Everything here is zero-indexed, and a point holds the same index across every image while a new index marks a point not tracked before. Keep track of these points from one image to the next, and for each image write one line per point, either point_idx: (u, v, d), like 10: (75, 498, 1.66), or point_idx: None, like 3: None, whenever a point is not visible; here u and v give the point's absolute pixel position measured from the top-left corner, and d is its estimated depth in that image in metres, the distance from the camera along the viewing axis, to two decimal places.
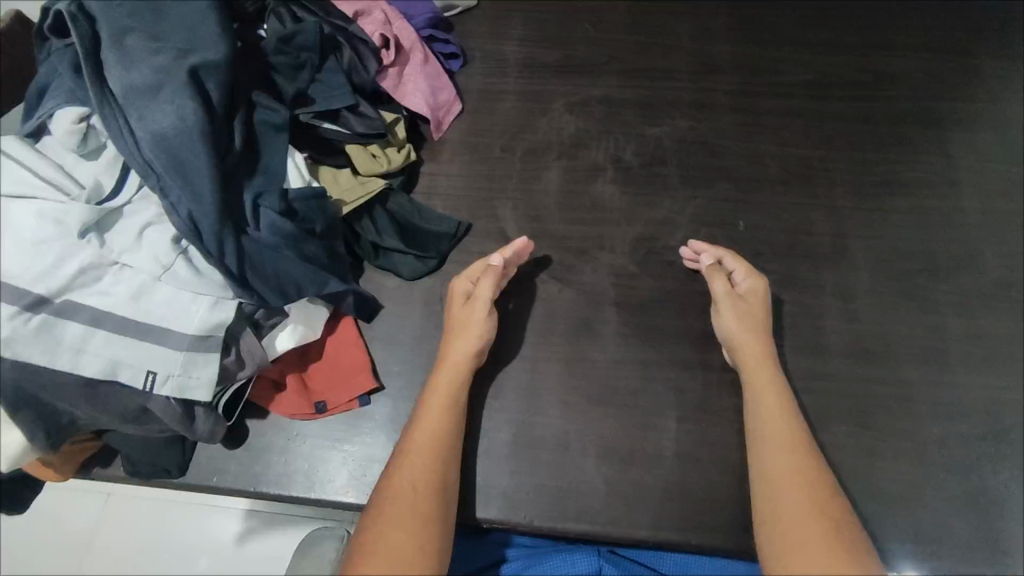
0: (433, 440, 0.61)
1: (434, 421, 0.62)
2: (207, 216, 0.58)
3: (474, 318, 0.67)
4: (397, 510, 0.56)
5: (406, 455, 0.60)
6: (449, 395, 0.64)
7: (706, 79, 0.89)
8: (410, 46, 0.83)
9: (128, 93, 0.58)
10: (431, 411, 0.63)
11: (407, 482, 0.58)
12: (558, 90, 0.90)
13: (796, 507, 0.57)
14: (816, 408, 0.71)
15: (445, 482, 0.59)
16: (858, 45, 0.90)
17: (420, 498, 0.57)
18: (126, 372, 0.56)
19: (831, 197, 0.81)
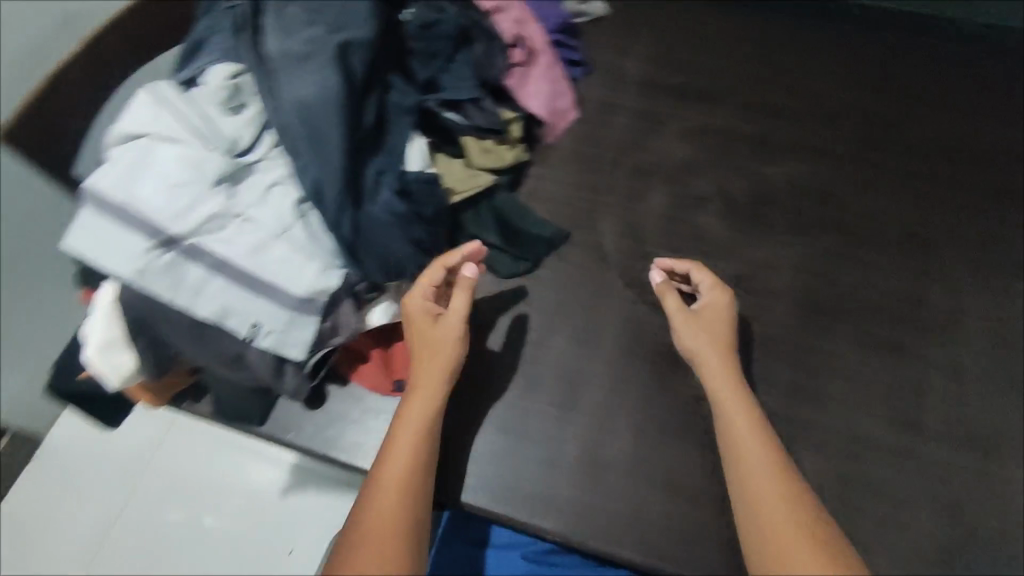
0: (408, 462, 0.58)
1: (409, 445, 0.59)
2: (332, 183, 0.61)
3: (447, 337, 0.64)
4: (372, 539, 0.54)
5: (383, 478, 0.58)
6: (423, 413, 0.61)
7: (828, 127, 0.87)
8: (539, 48, 0.84)
9: (281, 59, 0.63)
10: (404, 436, 0.60)
11: (384, 512, 0.56)
12: (675, 113, 0.89)
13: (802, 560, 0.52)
14: (910, 487, 0.65)
15: (423, 510, 0.57)
16: (994, 118, 0.86)
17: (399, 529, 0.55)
18: (233, 320, 0.60)
19: (947, 268, 0.76)
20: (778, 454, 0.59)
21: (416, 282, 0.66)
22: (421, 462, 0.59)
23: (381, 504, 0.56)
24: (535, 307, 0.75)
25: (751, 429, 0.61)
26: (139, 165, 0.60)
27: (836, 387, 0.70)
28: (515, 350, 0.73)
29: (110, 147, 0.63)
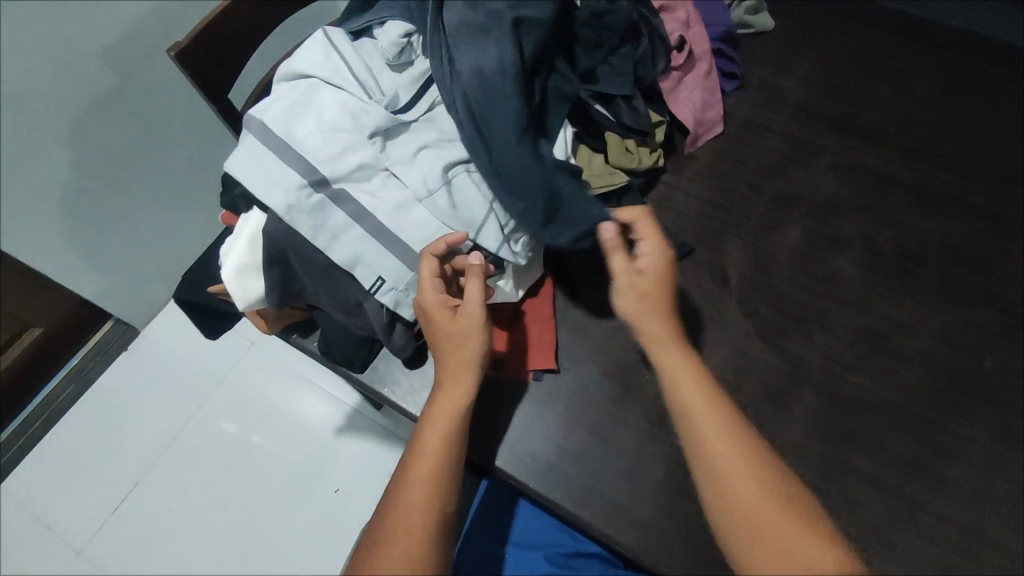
0: (432, 468, 0.57)
1: (433, 450, 0.57)
2: (484, 159, 0.62)
3: (466, 331, 0.60)
4: (395, 547, 0.54)
5: (403, 484, 0.57)
6: (441, 417, 0.59)
7: (1000, 191, 0.79)
8: (699, 55, 0.82)
9: (460, 28, 0.64)
10: (427, 441, 0.58)
11: (403, 524, 0.55)
12: (829, 145, 0.83)
13: None
14: None
15: (443, 518, 0.56)
16: None
17: (417, 541, 0.54)
18: (361, 271, 0.62)
19: None
20: (756, 480, 0.54)
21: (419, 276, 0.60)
22: (442, 469, 0.57)
23: (401, 515, 0.55)
24: None
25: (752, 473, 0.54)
26: (304, 105, 0.63)
27: (957, 472, 0.64)
28: (618, 356, 0.72)
29: (278, 81, 0.66)
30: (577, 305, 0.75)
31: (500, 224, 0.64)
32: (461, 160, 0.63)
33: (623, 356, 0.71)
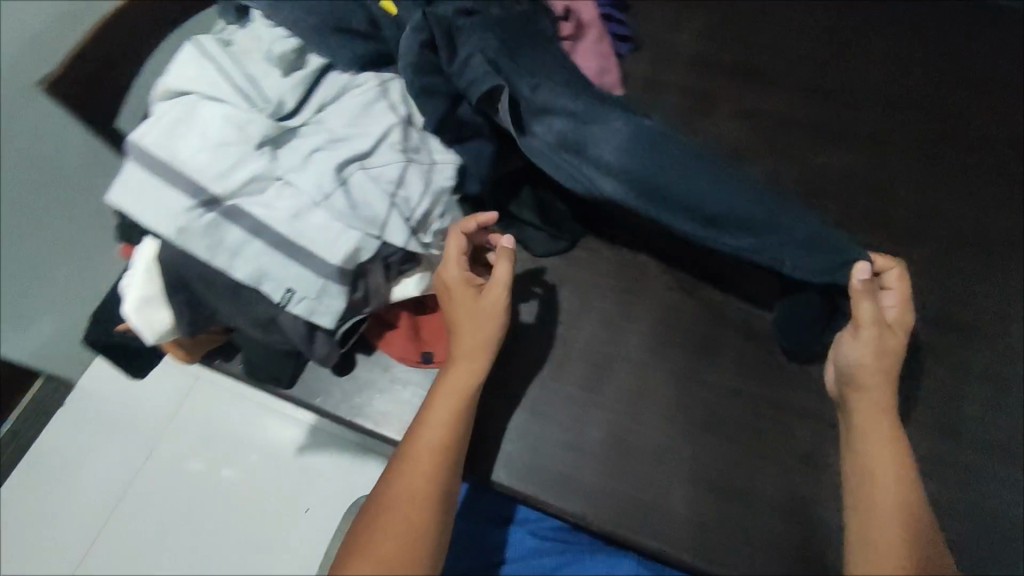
0: (441, 437, 0.61)
1: (444, 421, 0.61)
2: (389, 158, 0.63)
3: (481, 312, 0.64)
4: (398, 508, 0.58)
5: (413, 450, 0.61)
6: (459, 390, 0.63)
7: (889, 115, 0.82)
8: (588, 23, 0.81)
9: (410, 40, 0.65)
10: (440, 412, 0.62)
11: (408, 482, 0.59)
12: (728, 93, 0.84)
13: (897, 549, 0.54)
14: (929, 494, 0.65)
15: (448, 481, 0.60)
16: None
17: (422, 500, 0.58)
18: (268, 285, 0.61)
19: (1003, 273, 0.74)
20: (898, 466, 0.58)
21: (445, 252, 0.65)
22: (453, 440, 0.61)
23: (409, 473, 0.59)
24: (568, 287, 0.75)
25: (889, 448, 0.59)
26: (183, 122, 0.60)
27: None
28: (546, 330, 0.72)
29: (156, 102, 0.63)
30: None
31: (405, 217, 0.64)
32: (355, 157, 0.62)
33: (553, 329, 0.73)
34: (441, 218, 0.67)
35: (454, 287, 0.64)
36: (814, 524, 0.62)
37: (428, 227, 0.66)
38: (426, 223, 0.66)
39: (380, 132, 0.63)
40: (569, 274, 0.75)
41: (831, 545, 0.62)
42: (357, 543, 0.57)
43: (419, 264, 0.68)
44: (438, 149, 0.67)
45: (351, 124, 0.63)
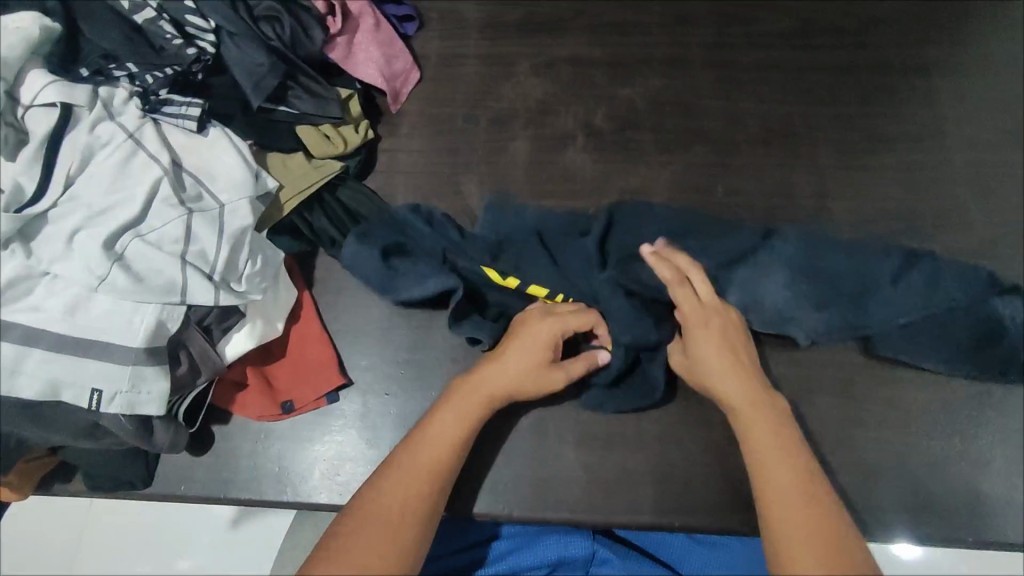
0: (447, 450, 0.58)
1: (451, 434, 0.59)
2: (165, 219, 0.58)
3: (535, 354, 0.62)
4: (390, 509, 0.54)
5: (414, 455, 0.58)
6: (476, 419, 0.60)
7: (678, 31, 0.82)
8: (358, 12, 0.76)
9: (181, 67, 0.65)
10: (450, 424, 0.59)
11: (394, 498, 0.55)
12: (522, 50, 0.82)
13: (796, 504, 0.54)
14: (799, 381, 0.67)
15: (433, 516, 0.56)
16: None
17: (405, 523, 0.54)
18: (67, 393, 0.55)
19: (812, 155, 0.76)
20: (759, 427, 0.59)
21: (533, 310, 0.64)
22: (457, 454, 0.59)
23: (401, 489, 0.55)
24: None
25: (733, 377, 0.61)
26: None
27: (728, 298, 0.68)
28: (402, 340, 0.69)
29: None
30: (346, 308, 0.70)
31: (205, 272, 0.58)
32: (125, 226, 0.56)
33: (410, 337, 0.69)
34: (250, 260, 0.61)
35: (535, 333, 0.62)
36: (697, 447, 0.65)
37: (237, 275, 0.60)
38: (234, 270, 0.60)
39: (145, 191, 0.57)
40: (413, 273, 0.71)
41: (715, 462, 0.64)
42: (320, 553, 0.52)
43: (243, 313, 0.62)
44: (223, 189, 0.61)
45: (109, 193, 0.57)
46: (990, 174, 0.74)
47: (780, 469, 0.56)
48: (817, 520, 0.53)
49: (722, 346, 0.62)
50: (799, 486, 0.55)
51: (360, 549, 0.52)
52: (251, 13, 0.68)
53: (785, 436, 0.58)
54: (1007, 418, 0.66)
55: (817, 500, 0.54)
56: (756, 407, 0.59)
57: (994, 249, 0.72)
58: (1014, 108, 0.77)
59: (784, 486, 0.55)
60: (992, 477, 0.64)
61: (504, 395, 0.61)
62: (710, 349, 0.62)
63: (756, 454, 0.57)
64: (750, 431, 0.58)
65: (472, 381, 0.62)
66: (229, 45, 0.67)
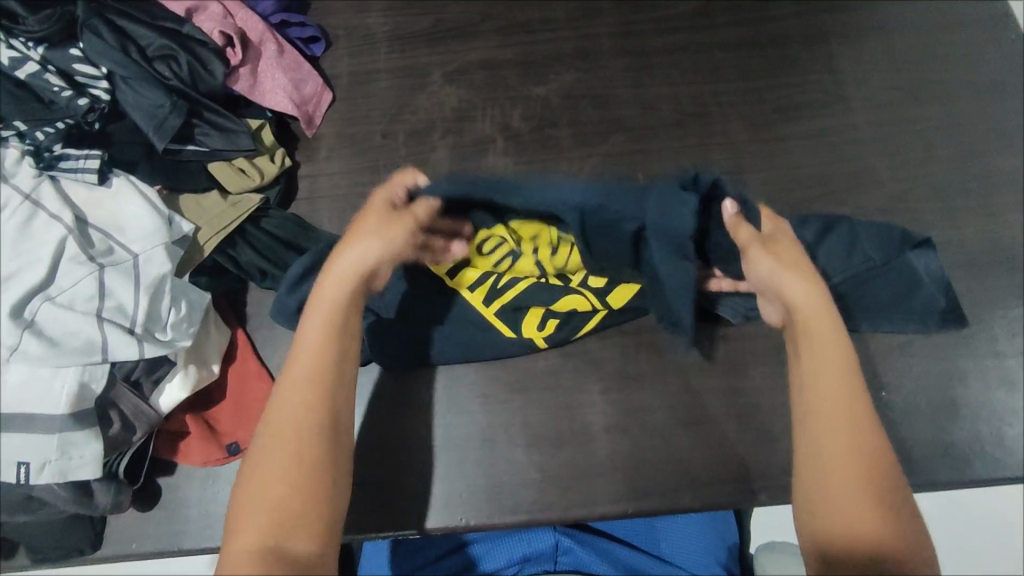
0: (315, 359, 0.56)
1: (317, 342, 0.56)
2: (75, 278, 0.56)
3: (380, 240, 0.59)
4: (285, 442, 0.53)
5: (287, 375, 0.55)
6: (334, 317, 0.57)
7: (586, 24, 0.83)
8: (259, 38, 0.74)
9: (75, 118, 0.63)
10: (313, 331, 0.56)
11: (281, 433, 0.53)
12: (434, 59, 0.82)
13: (839, 453, 0.53)
14: (734, 355, 0.69)
15: (331, 432, 0.54)
16: None
17: (297, 455, 0.52)
18: None
19: (726, 133, 0.78)
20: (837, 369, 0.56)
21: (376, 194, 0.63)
22: (324, 357, 0.56)
23: (286, 422, 0.54)
24: None
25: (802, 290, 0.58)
26: None
27: None
28: None
29: None
30: (282, 341, 0.69)
31: (126, 327, 0.57)
32: (32, 291, 0.55)
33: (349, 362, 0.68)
34: (174, 308, 0.60)
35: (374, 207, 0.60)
36: (643, 432, 0.66)
37: (161, 324, 0.59)
38: (157, 321, 0.59)
39: (50, 253, 0.56)
40: None
41: (661, 444, 0.66)
42: (237, 511, 0.51)
43: (173, 363, 0.61)
44: (134, 239, 0.60)
45: (12, 260, 0.56)
46: (894, 131, 0.77)
47: (827, 398, 0.55)
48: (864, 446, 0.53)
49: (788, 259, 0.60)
50: (849, 441, 0.53)
51: (269, 496, 0.51)
52: (144, 55, 0.67)
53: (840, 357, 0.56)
54: (931, 365, 0.68)
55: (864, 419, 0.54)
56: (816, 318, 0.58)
57: (904, 203, 0.74)
58: (909, 66, 0.80)
59: (834, 412, 0.55)
60: (924, 424, 0.66)
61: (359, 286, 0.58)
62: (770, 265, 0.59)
63: (807, 378, 0.56)
64: (815, 353, 0.57)
65: (327, 288, 0.59)
66: (125, 91, 0.65)
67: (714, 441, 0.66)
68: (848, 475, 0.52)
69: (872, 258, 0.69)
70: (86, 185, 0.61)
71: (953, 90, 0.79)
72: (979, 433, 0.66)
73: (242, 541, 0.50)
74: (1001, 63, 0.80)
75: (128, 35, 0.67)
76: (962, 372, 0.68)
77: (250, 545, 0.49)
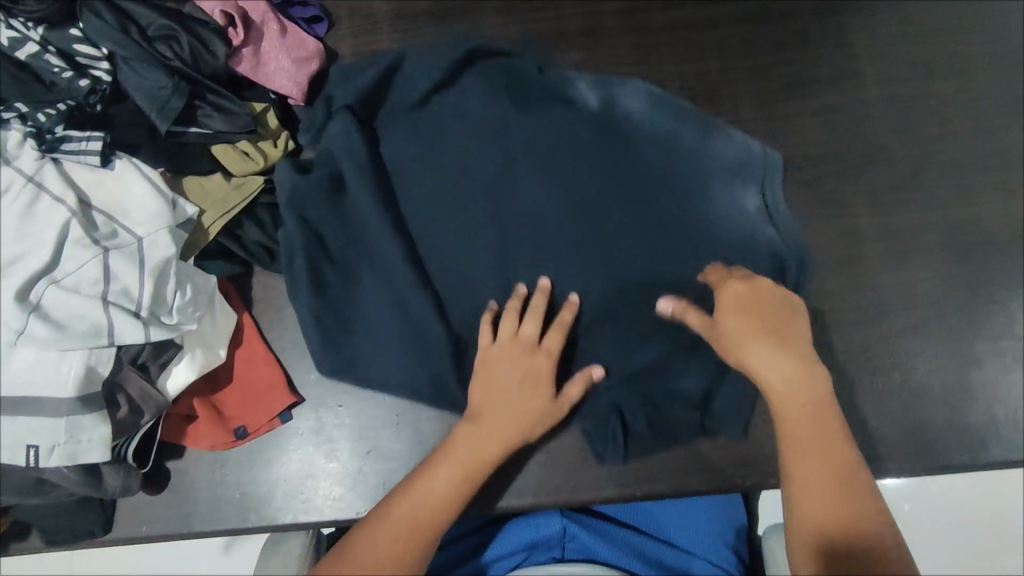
0: (439, 498, 0.58)
1: (449, 480, 0.58)
2: (81, 262, 0.56)
3: (525, 395, 0.62)
4: (372, 563, 0.54)
5: (411, 490, 0.58)
6: (468, 471, 0.59)
7: None
8: (261, 19, 0.73)
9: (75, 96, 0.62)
10: (448, 469, 0.59)
11: (402, 507, 0.57)
12: (437, 39, 0.82)
13: (812, 454, 0.56)
14: None
15: (435, 534, 0.57)
16: None
17: (399, 538, 0.56)
18: (3, 452, 0.53)
19: (735, 110, 0.76)
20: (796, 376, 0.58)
21: (527, 325, 0.64)
22: (450, 496, 0.58)
23: (410, 497, 0.58)
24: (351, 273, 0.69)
25: (756, 331, 0.60)
26: None
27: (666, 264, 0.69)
28: None
29: None
30: (287, 326, 0.69)
31: (131, 310, 0.57)
32: (37, 275, 0.54)
33: (354, 346, 0.67)
34: (179, 291, 0.60)
35: (505, 366, 0.63)
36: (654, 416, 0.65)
37: (167, 308, 0.59)
38: (162, 304, 0.59)
39: (55, 236, 0.55)
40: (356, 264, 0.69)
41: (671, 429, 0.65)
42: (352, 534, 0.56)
43: (181, 346, 0.61)
44: (138, 221, 0.59)
45: (15, 244, 0.55)
46: (909, 106, 0.75)
47: (811, 438, 0.57)
48: (852, 496, 0.54)
49: (750, 300, 0.62)
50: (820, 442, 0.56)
51: (366, 553, 0.55)
52: (145, 35, 0.66)
53: (824, 403, 0.58)
54: (944, 344, 0.67)
55: (842, 455, 0.56)
56: (786, 355, 0.59)
57: (919, 180, 0.72)
58: (924, 38, 0.78)
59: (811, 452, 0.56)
60: (937, 404, 0.65)
61: (516, 415, 0.61)
62: (738, 297, 0.62)
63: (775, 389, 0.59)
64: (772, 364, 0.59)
65: (481, 406, 0.62)
66: (126, 71, 0.64)
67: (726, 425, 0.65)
68: (830, 510, 0.54)
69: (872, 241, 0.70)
70: (88, 167, 0.60)
71: (969, 64, 0.77)
72: (993, 416, 0.65)
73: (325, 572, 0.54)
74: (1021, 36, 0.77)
75: (127, 15, 0.66)
76: (977, 354, 0.67)
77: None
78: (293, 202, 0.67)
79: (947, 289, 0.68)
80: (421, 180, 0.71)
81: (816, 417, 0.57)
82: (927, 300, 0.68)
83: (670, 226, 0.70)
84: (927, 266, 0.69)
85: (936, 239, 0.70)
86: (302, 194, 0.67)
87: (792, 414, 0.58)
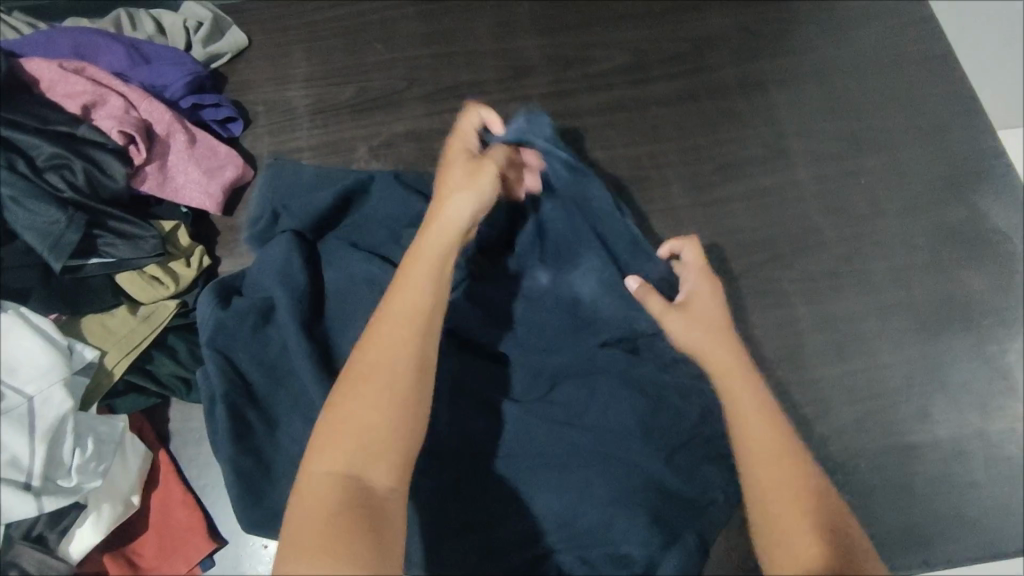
0: (422, 300, 0.51)
1: (426, 270, 0.52)
2: None
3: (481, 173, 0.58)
4: (370, 385, 0.47)
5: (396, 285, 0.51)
6: (445, 264, 0.53)
7: (517, 86, 0.79)
8: (165, 130, 0.69)
9: None
10: (422, 261, 0.53)
11: (380, 365, 0.48)
12: (358, 133, 0.78)
13: (789, 505, 0.47)
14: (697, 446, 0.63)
15: (426, 375, 0.49)
16: (673, 12, 0.81)
17: (395, 403, 0.46)
18: None
19: (668, 197, 0.74)
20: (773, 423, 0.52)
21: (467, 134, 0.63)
22: (435, 286, 0.52)
23: (383, 346, 0.48)
24: (272, 402, 0.65)
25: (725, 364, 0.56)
26: None
27: None
28: None
29: None
30: (208, 462, 0.65)
31: (21, 482, 0.53)
32: None
33: (277, 488, 0.62)
34: (78, 448, 0.57)
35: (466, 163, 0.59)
36: (607, 552, 0.59)
37: (65, 469, 0.56)
38: (60, 467, 0.56)
39: None
40: (279, 392, 0.65)
41: (624, 562, 0.59)
42: (332, 404, 0.47)
43: (84, 505, 0.57)
44: (27, 379, 0.55)
45: None
46: (839, 186, 0.74)
47: (774, 447, 0.50)
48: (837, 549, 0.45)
49: (716, 329, 0.59)
50: (797, 486, 0.48)
51: (354, 422, 0.46)
52: (34, 166, 0.62)
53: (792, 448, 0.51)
54: (885, 438, 0.66)
55: (829, 517, 0.47)
56: (746, 395, 0.54)
57: (852, 264, 0.71)
58: (849, 112, 0.77)
59: (797, 518, 0.47)
60: (879, 506, 0.64)
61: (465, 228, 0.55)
62: (704, 324, 0.59)
63: (743, 435, 0.52)
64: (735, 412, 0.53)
65: (435, 215, 0.56)
66: (14, 210, 0.60)
67: (686, 566, 0.58)
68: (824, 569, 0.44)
69: (808, 331, 0.69)
70: None
71: (896, 138, 0.76)
72: (937, 513, 0.64)
73: (320, 463, 0.45)
74: (945, 107, 0.77)
75: (15, 146, 0.62)
76: (917, 447, 0.66)
77: (336, 472, 0.44)
78: (217, 337, 0.64)
79: (885, 378, 0.68)
80: (348, 296, 0.67)
81: (796, 474, 0.49)
82: (866, 392, 0.67)
83: (618, 359, 0.65)
84: (864, 355, 0.68)
85: (872, 326, 0.69)
86: (225, 329, 0.64)
87: (750, 420, 0.52)
